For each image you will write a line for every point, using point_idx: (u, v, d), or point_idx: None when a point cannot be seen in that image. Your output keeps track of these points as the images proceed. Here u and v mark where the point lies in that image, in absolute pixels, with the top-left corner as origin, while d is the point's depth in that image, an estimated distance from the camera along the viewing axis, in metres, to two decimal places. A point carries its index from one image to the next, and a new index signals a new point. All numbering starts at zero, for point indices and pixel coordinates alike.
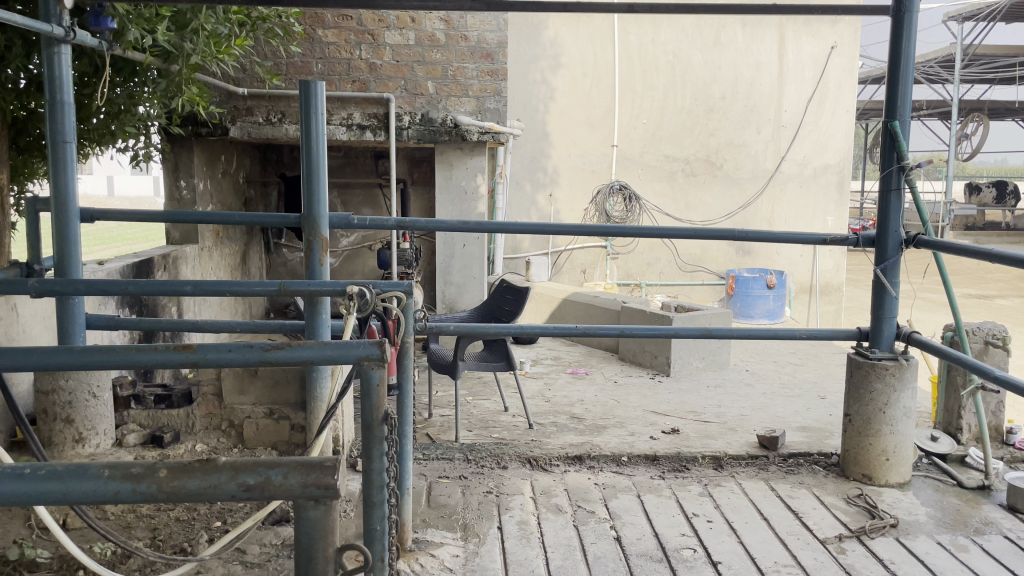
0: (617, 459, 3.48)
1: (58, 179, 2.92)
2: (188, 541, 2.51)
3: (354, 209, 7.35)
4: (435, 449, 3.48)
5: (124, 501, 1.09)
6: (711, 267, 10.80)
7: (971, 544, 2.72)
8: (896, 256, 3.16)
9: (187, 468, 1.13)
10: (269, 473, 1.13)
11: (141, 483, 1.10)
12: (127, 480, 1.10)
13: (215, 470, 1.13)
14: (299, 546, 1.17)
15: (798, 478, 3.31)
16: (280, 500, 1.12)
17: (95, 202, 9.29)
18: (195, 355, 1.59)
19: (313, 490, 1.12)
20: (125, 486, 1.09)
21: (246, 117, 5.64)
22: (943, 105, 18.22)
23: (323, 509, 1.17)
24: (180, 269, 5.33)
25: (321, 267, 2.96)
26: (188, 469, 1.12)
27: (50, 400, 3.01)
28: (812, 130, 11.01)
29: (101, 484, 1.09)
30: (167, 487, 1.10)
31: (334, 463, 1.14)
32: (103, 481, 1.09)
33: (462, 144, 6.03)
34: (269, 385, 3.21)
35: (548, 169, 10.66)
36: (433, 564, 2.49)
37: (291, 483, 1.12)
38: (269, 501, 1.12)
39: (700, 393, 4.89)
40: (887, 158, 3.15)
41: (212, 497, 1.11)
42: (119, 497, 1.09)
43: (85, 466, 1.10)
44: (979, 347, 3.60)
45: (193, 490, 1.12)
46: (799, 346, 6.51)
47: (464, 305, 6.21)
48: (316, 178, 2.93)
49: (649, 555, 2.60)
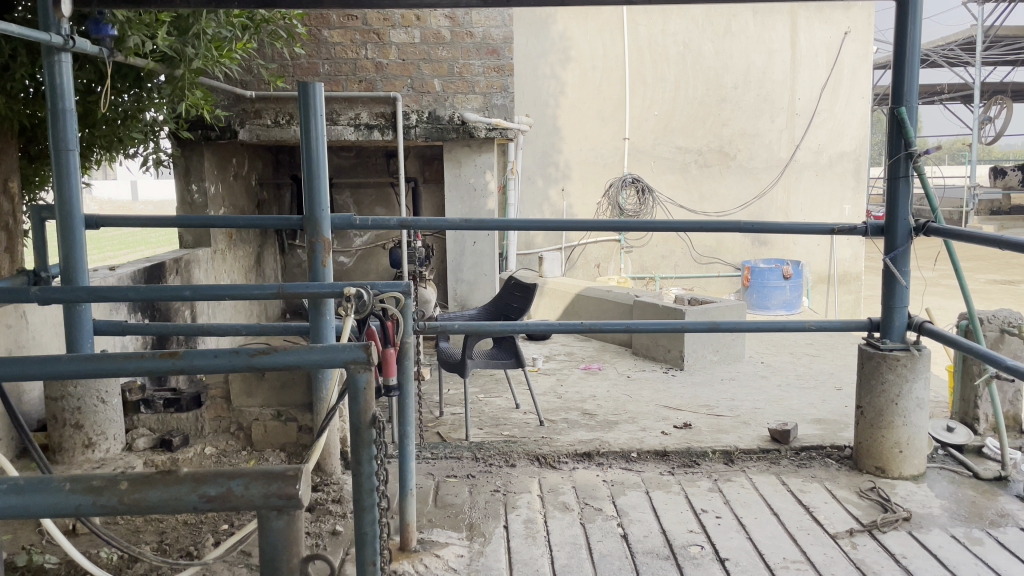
0: (625, 456, 3.45)
1: (61, 186, 2.93)
2: (194, 545, 2.52)
3: (366, 209, 7.36)
4: (443, 448, 3.48)
5: (87, 515, 1.09)
6: (726, 258, 10.70)
7: (986, 536, 2.66)
8: (906, 244, 3.11)
9: (149, 480, 1.12)
10: (230, 483, 1.12)
11: (102, 496, 1.09)
12: (88, 493, 1.09)
13: (176, 482, 1.12)
14: (264, 555, 1.16)
15: (810, 471, 3.27)
16: (243, 511, 1.11)
17: (119, 208, 9.46)
18: (182, 361, 1.59)
19: (276, 499, 1.12)
20: (86, 500, 1.08)
21: (254, 119, 5.68)
22: (965, 88, 17.91)
23: (287, 519, 1.15)
24: (193, 272, 5.36)
25: (324, 268, 2.96)
26: (150, 481, 1.12)
27: (59, 407, 3.04)
28: (827, 117, 10.88)
29: (62, 498, 1.08)
30: (129, 499, 1.09)
31: (297, 473, 1.14)
32: (64, 494, 1.09)
33: (470, 141, 6.01)
34: (275, 387, 3.21)
35: (560, 164, 10.62)
36: (437, 565, 2.48)
37: (252, 493, 1.12)
38: (231, 512, 1.12)
39: (713, 386, 4.85)
40: (893, 145, 3.10)
41: (174, 509, 1.11)
42: (80, 511, 1.08)
43: (47, 480, 1.09)
44: (995, 335, 3.53)
45: (156, 502, 1.11)
46: (816, 337, 6.44)
47: (476, 302, 6.20)
48: (316, 178, 2.93)
49: (655, 552, 2.58)
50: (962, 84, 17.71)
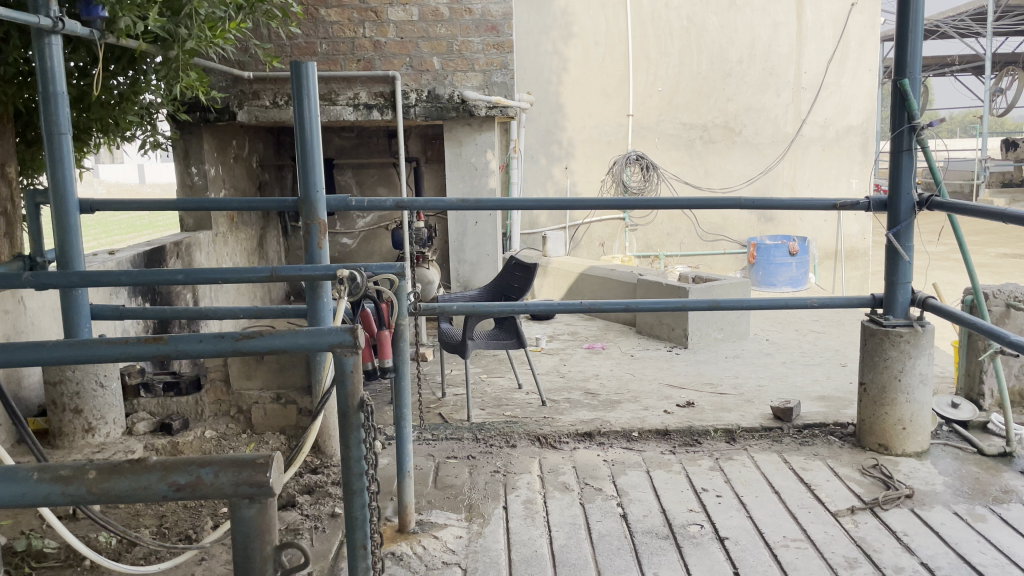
0: (627, 435, 3.44)
1: (55, 170, 2.90)
2: (193, 528, 2.53)
3: (369, 189, 7.33)
4: (444, 429, 3.46)
5: (55, 504, 1.07)
6: (732, 235, 10.64)
7: (989, 513, 2.64)
8: (909, 219, 3.06)
9: (117, 469, 1.10)
10: (200, 472, 1.10)
11: (70, 486, 1.08)
12: (56, 483, 1.08)
13: (145, 471, 1.10)
14: (235, 544, 1.13)
15: (813, 449, 3.25)
16: (213, 499, 1.10)
17: (126, 191, 9.47)
18: (167, 346, 1.57)
19: (245, 488, 1.10)
20: (54, 489, 1.07)
21: (253, 100, 5.62)
22: (976, 59, 17.66)
23: (258, 507, 1.12)
24: (194, 256, 5.36)
25: (320, 251, 2.93)
26: (118, 469, 1.10)
27: (58, 391, 3.03)
28: (833, 91, 10.77)
29: (29, 487, 1.07)
30: (97, 489, 1.08)
31: (268, 460, 1.12)
32: (32, 484, 1.07)
33: (470, 120, 5.96)
34: (275, 370, 3.24)
35: (563, 142, 10.54)
36: (436, 546, 2.48)
37: (222, 482, 1.10)
38: (202, 500, 1.10)
39: (718, 364, 4.82)
40: (897, 118, 3.04)
41: (143, 498, 1.09)
42: (48, 501, 1.07)
43: (14, 470, 1.08)
44: (1001, 310, 3.48)
45: (126, 490, 1.10)
46: (822, 314, 6.39)
47: (479, 282, 6.18)
48: (310, 161, 2.91)
49: (654, 532, 2.56)
50: (972, 55, 17.45)
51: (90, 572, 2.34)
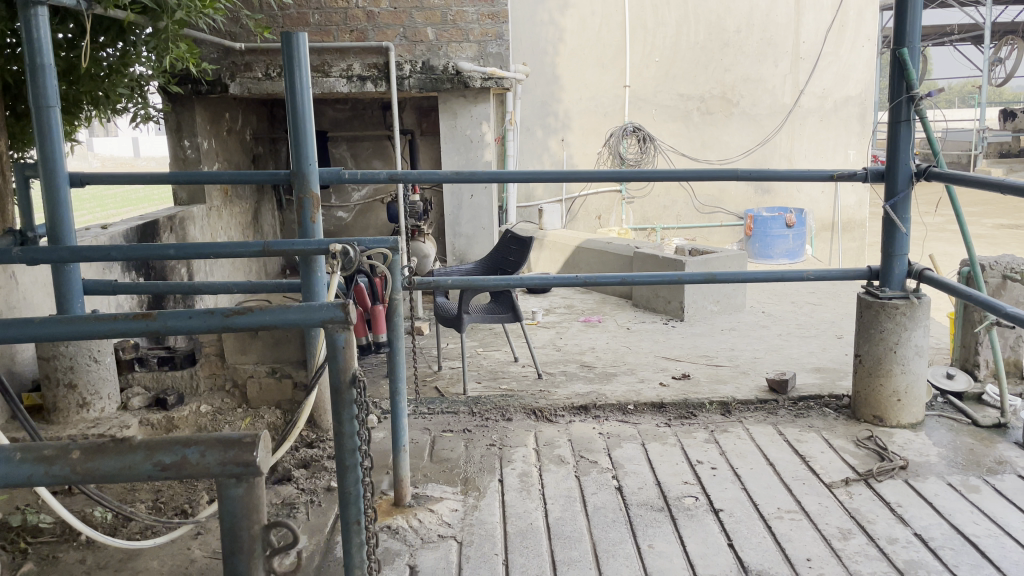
0: (623, 408, 3.44)
1: (44, 144, 2.86)
2: (188, 503, 2.53)
3: (364, 162, 7.28)
4: (439, 403, 3.46)
5: (40, 485, 1.07)
6: (729, 207, 10.62)
7: (983, 484, 2.65)
8: (906, 190, 3.04)
9: (101, 449, 1.09)
10: (185, 452, 1.09)
11: (53, 466, 1.07)
12: (40, 463, 1.07)
13: (130, 449, 1.10)
14: (223, 524, 1.12)
15: (808, 421, 3.26)
16: (199, 479, 1.09)
17: (121, 164, 9.43)
18: (156, 323, 1.54)
19: (232, 467, 1.09)
20: (37, 470, 1.06)
21: (245, 72, 5.57)
22: (975, 29, 17.52)
23: (245, 487, 1.12)
24: (188, 230, 5.32)
25: (313, 225, 2.90)
26: (103, 449, 1.09)
27: (52, 366, 3.00)
28: (832, 61, 10.68)
29: (12, 468, 1.06)
30: (82, 469, 1.07)
31: (254, 439, 1.11)
32: (14, 464, 1.06)
33: (465, 92, 5.90)
34: (270, 344, 3.24)
35: (559, 114, 10.44)
36: (431, 519, 2.48)
37: (209, 461, 1.09)
38: (188, 480, 1.09)
39: (714, 337, 4.83)
40: (895, 88, 3.01)
41: (128, 478, 1.08)
42: (32, 481, 1.06)
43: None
44: (997, 282, 3.48)
45: (110, 471, 1.09)
46: (818, 286, 6.40)
47: (474, 256, 6.16)
48: (303, 133, 2.87)
49: (649, 504, 2.57)
50: (971, 24, 17.31)
51: (86, 547, 2.37)
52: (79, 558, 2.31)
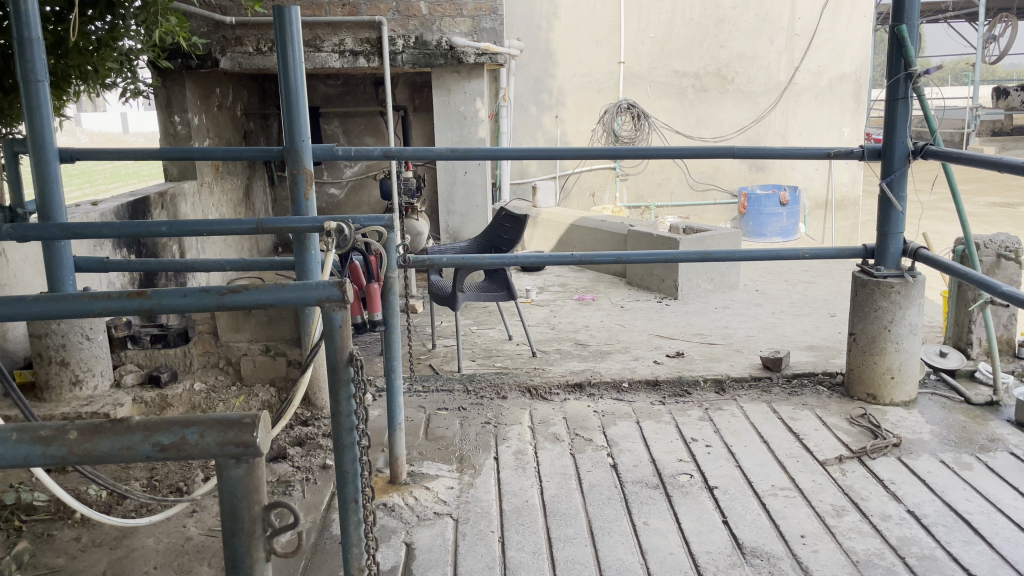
0: (617, 386, 3.44)
1: (32, 118, 2.81)
2: (183, 481, 2.53)
3: (356, 139, 7.22)
4: (434, 380, 3.46)
5: (37, 465, 1.05)
6: (723, 185, 10.61)
7: (975, 461, 2.67)
8: (902, 168, 3.03)
9: (99, 429, 1.08)
10: (184, 432, 1.08)
11: (51, 447, 1.05)
12: (37, 443, 1.05)
13: (128, 430, 1.08)
14: (223, 504, 1.12)
15: (802, 399, 3.27)
16: (198, 460, 1.08)
17: (110, 140, 9.34)
18: (150, 301, 1.49)
19: (232, 448, 1.08)
20: (35, 450, 1.05)
21: (235, 47, 5.45)
22: (970, 6, 17.46)
23: (246, 467, 1.10)
24: (179, 207, 5.28)
25: (307, 202, 2.88)
26: (100, 429, 1.08)
27: (44, 344, 2.97)
28: (827, 38, 10.62)
29: (9, 448, 1.05)
30: (79, 450, 1.06)
31: (254, 420, 1.10)
32: (11, 445, 1.05)
33: (459, 67, 5.84)
34: (264, 323, 3.25)
35: (553, 90, 10.37)
36: (427, 497, 2.49)
37: (208, 442, 1.08)
38: (187, 460, 1.09)
39: (707, 315, 4.83)
40: (893, 65, 2.99)
41: (127, 460, 1.07)
42: (29, 462, 1.04)
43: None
44: (992, 261, 3.48)
45: (108, 452, 1.08)
46: (812, 264, 6.40)
47: (468, 233, 6.13)
48: (296, 109, 2.83)
49: (644, 481, 2.58)
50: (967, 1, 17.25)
51: (81, 524, 2.36)
52: (74, 536, 2.30)
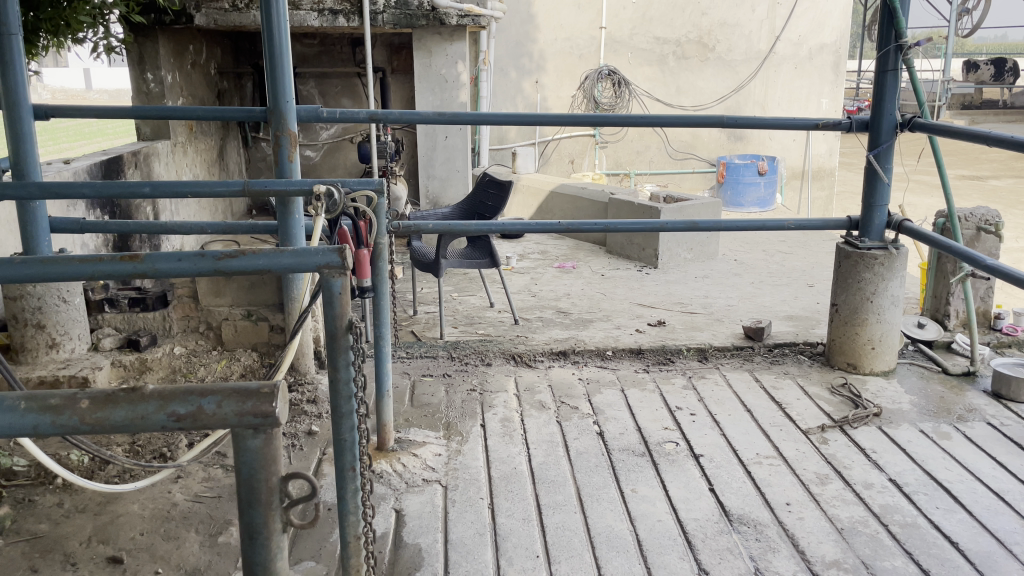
0: (601, 354, 3.45)
1: (5, 72, 2.71)
2: (167, 446, 2.51)
3: (333, 100, 7.09)
4: (418, 346, 3.44)
5: (46, 434, 1.03)
6: (702, 154, 10.61)
7: (953, 431, 2.72)
8: (890, 140, 3.04)
9: (111, 398, 1.05)
10: (200, 402, 1.06)
11: (61, 415, 1.03)
12: (46, 412, 1.02)
13: (142, 399, 1.06)
14: (240, 476, 1.10)
15: (783, 368, 3.31)
16: (216, 429, 1.06)
17: (75, 97, 9.09)
18: (145, 265, 1.42)
19: (250, 418, 1.06)
20: (44, 419, 1.02)
21: (211, 3, 5.39)
22: None
23: (263, 437, 1.09)
24: (153, 167, 5.17)
25: (291, 163, 2.81)
26: (113, 398, 1.05)
27: (19, 307, 2.89)
28: (809, 7, 10.58)
29: (16, 418, 1.01)
30: (90, 419, 1.03)
31: (272, 389, 1.07)
32: (19, 414, 1.02)
33: (441, 29, 5.76)
34: (246, 287, 3.20)
35: (534, 55, 10.27)
36: (415, 464, 2.48)
37: (225, 411, 1.05)
38: (203, 430, 1.06)
39: (687, 283, 4.86)
40: (884, 36, 2.99)
41: (141, 429, 1.05)
42: (38, 431, 1.02)
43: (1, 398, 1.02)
44: (971, 234, 3.53)
45: (120, 421, 1.05)
46: (790, 234, 6.43)
47: (448, 199, 6.08)
48: (279, 67, 2.75)
49: (630, 449, 2.60)
50: None
51: (63, 490, 2.33)
52: (56, 502, 2.27)
